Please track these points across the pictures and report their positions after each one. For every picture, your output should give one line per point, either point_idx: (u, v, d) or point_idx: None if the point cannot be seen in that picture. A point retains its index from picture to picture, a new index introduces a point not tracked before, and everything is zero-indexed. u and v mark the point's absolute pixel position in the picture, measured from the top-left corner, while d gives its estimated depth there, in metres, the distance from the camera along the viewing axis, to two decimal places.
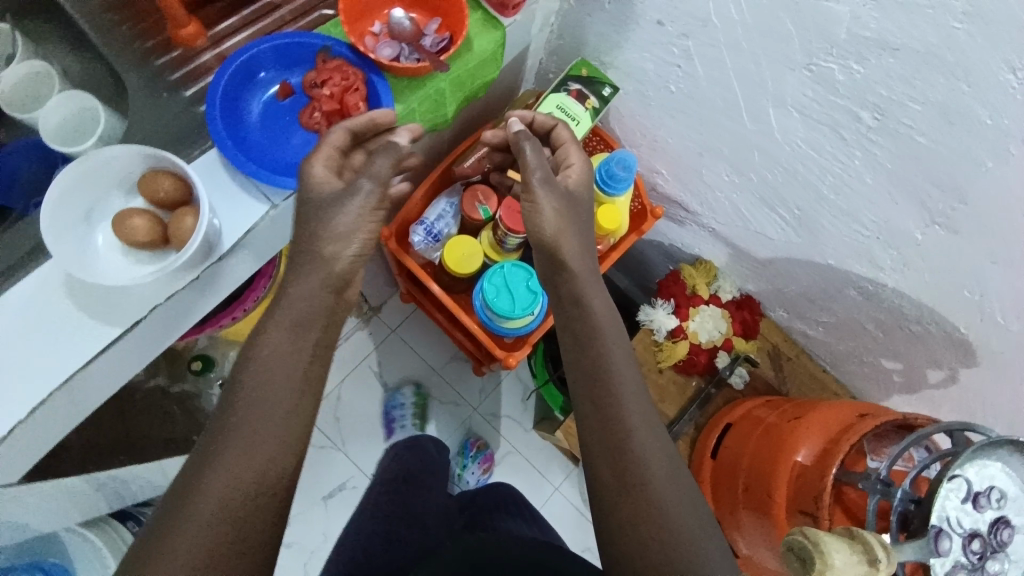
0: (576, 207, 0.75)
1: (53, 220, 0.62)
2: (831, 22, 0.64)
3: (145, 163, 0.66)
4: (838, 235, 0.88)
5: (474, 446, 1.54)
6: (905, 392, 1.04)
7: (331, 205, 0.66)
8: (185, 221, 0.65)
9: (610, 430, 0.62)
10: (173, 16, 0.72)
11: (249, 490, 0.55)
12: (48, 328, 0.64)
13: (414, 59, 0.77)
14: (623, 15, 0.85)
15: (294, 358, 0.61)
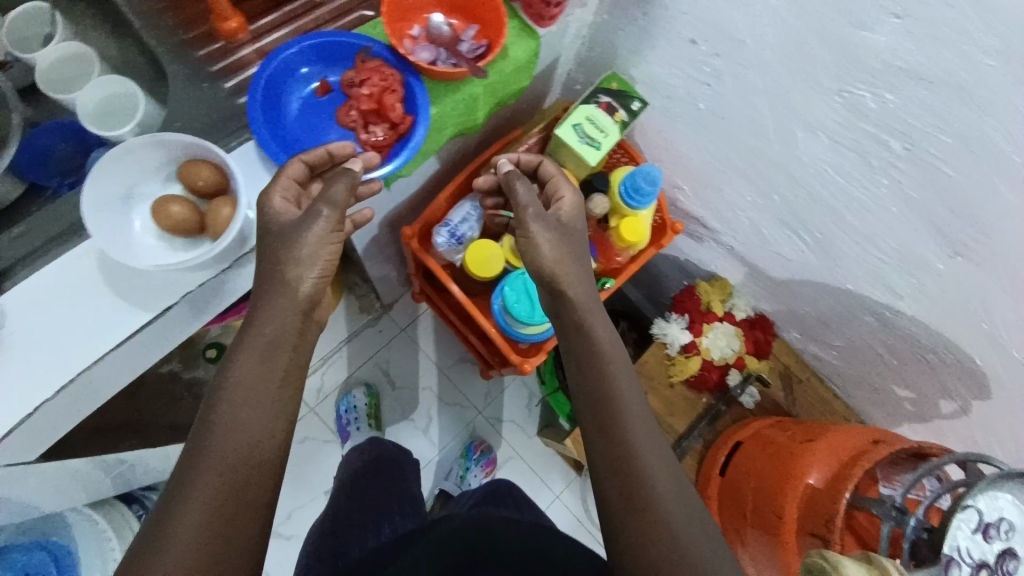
0: (572, 235, 0.76)
1: (95, 202, 0.64)
2: (866, 51, 0.65)
3: (185, 153, 0.68)
4: (858, 260, 0.88)
5: (477, 448, 1.53)
6: (915, 421, 1.05)
7: (292, 234, 0.65)
8: (222, 211, 0.66)
9: (615, 446, 0.63)
10: (218, 9, 0.73)
11: (227, 514, 0.54)
12: (81, 307, 0.65)
13: (451, 63, 0.78)
14: (656, 31, 0.86)
15: (268, 378, 0.61)
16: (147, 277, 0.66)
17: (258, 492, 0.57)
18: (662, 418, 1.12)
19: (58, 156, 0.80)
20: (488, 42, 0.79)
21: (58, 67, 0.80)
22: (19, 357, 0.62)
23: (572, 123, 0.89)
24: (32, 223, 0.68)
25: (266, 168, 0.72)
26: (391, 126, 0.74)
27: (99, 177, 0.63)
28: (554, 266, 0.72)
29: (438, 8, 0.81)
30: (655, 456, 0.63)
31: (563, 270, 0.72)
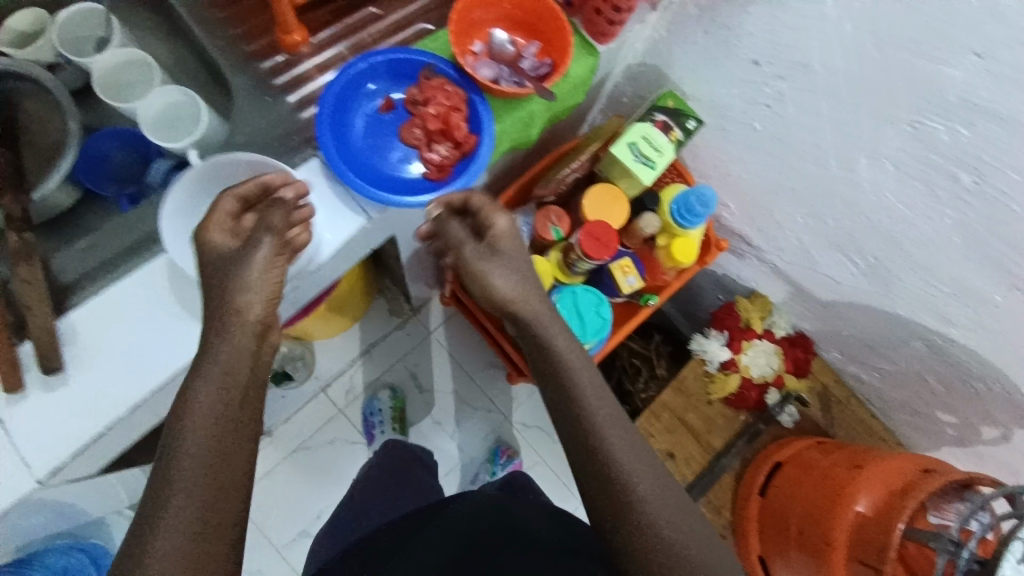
0: (516, 263, 0.71)
1: (169, 223, 0.66)
2: (940, 85, 0.64)
3: (253, 172, 0.69)
4: (913, 287, 0.87)
5: (504, 454, 1.54)
6: (956, 445, 1.04)
7: (225, 272, 0.62)
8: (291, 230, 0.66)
9: (592, 454, 0.60)
10: (283, 23, 0.73)
11: (201, 546, 0.51)
12: (152, 327, 0.65)
13: (513, 81, 0.78)
14: (716, 51, 0.85)
15: (229, 404, 0.57)
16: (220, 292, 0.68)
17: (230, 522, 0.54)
18: (700, 435, 1.12)
19: (115, 163, 0.80)
20: (551, 60, 0.78)
21: (113, 72, 0.76)
22: (91, 372, 0.63)
23: (627, 142, 0.88)
24: (98, 236, 0.68)
25: (331, 186, 0.73)
26: (454, 145, 0.74)
27: (176, 197, 0.66)
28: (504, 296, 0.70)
29: (500, 23, 0.79)
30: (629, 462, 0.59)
31: (512, 296, 0.69)
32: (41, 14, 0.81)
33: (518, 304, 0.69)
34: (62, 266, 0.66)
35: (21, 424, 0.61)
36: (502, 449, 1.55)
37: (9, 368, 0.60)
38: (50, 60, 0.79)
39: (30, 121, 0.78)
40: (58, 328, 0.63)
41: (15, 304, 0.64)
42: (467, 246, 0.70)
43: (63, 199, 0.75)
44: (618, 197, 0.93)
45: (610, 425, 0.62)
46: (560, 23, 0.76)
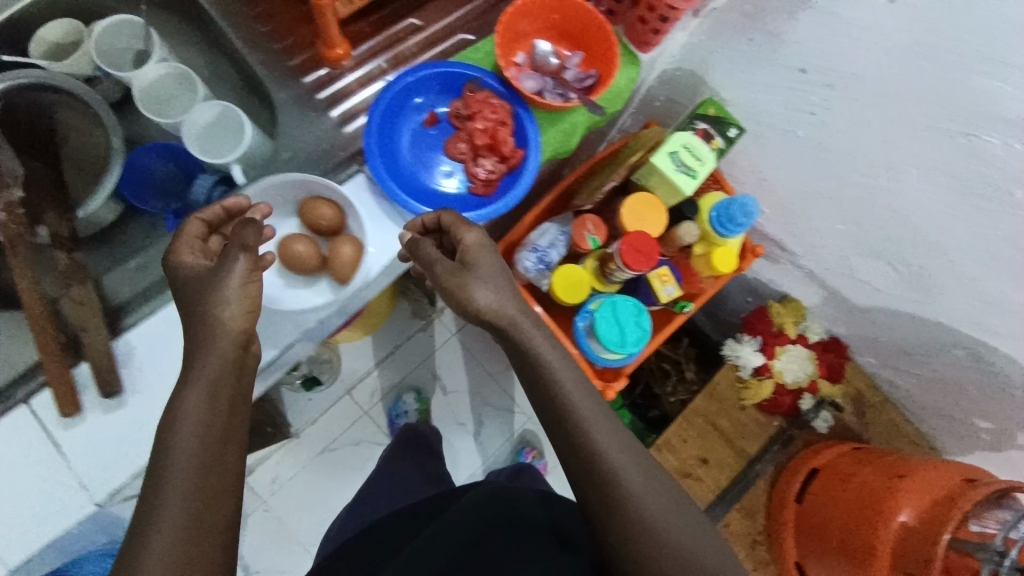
0: (496, 273, 0.67)
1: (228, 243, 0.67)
2: (993, 100, 0.64)
3: (305, 192, 0.72)
4: (959, 296, 0.85)
5: (530, 455, 1.53)
6: (988, 450, 1.02)
7: (196, 288, 0.59)
8: (344, 249, 0.70)
9: (585, 456, 0.61)
10: (325, 36, 0.71)
11: (193, 553, 0.51)
12: None
13: (558, 94, 0.77)
14: (760, 58, 0.83)
15: (216, 408, 0.56)
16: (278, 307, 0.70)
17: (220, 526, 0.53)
18: (733, 440, 1.12)
19: (159, 176, 0.77)
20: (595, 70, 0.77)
21: (155, 86, 0.76)
22: (145, 395, 0.63)
23: (668, 151, 0.87)
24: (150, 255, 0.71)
25: (378, 201, 0.73)
26: (501, 159, 0.74)
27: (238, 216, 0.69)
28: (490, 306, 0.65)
29: (541, 32, 0.78)
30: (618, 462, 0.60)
31: (497, 310, 0.64)
32: (74, 24, 0.75)
33: (505, 315, 0.65)
34: (115, 286, 0.69)
35: (79, 445, 0.62)
36: (528, 449, 1.54)
37: (67, 391, 0.61)
38: (88, 72, 0.76)
39: (67, 133, 0.76)
40: (114, 349, 0.63)
41: (67, 325, 0.65)
42: (438, 264, 0.66)
43: (106, 214, 0.75)
44: (654, 206, 0.92)
45: (595, 423, 0.62)
46: (603, 32, 0.75)
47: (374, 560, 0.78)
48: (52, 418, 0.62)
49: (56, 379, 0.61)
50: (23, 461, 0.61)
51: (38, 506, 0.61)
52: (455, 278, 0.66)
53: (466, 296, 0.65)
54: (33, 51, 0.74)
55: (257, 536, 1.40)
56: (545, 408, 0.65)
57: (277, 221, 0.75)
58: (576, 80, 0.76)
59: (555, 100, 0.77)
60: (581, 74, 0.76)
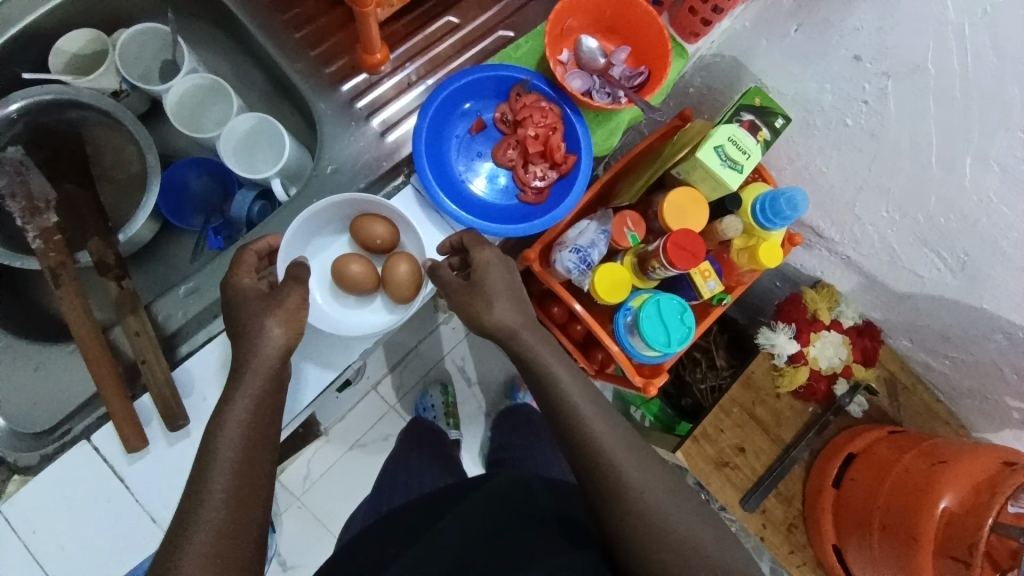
0: (521, 295, 0.68)
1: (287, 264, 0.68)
2: None
3: (357, 210, 0.71)
4: (1007, 286, 0.84)
5: None
6: (1019, 429, 1.03)
7: (244, 308, 0.60)
8: (400, 267, 0.69)
9: (598, 454, 0.62)
10: (366, 44, 0.69)
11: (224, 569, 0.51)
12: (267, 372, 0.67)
13: (606, 94, 0.75)
14: (811, 46, 0.80)
15: (255, 422, 0.57)
16: (332, 328, 0.69)
17: (252, 526, 0.54)
18: (770, 428, 1.14)
19: (195, 191, 0.79)
20: (644, 66, 0.76)
21: (187, 97, 0.76)
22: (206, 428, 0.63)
23: (714, 146, 0.84)
24: (200, 279, 0.66)
25: (428, 214, 0.72)
26: (552, 165, 0.73)
27: (293, 235, 0.68)
28: (507, 327, 0.66)
29: (587, 28, 0.77)
30: (621, 456, 0.63)
31: (510, 325, 0.66)
32: (95, 35, 0.74)
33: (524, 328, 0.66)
34: (167, 312, 0.65)
35: (145, 477, 0.63)
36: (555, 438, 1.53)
37: (132, 426, 0.60)
38: (114, 87, 0.75)
39: (99, 150, 0.75)
40: (174, 377, 0.62)
41: (123, 354, 0.65)
42: (451, 281, 0.67)
43: (146, 233, 0.75)
44: (697, 202, 0.90)
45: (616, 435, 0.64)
46: (654, 26, 0.73)
47: (390, 551, 0.78)
48: (116, 454, 0.62)
49: (118, 411, 0.60)
50: (91, 495, 0.62)
51: (110, 536, 0.62)
52: (474, 301, 0.66)
53: (477, 312, 0.66)
54: (54, 64, 0.73)
55: (293, 531, 1.42)
56: (600, 419, 0.65)
57: (323, 240, 0.73)
58: (626, 78, 0.74)
59: (603, 100, 0.75)
60: (630, 72, 0.73)
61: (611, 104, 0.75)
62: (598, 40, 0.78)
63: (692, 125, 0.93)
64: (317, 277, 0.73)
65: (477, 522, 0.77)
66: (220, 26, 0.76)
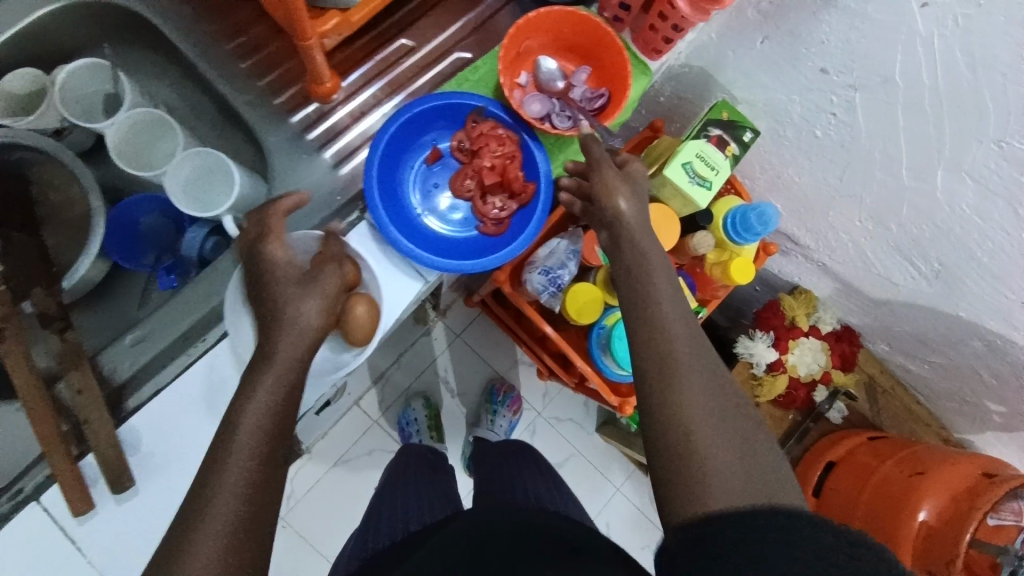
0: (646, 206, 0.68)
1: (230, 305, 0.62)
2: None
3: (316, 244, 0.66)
4: (984, 293, 0.83)
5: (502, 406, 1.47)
6: (1001, 431, 1.03)
7: (278, 295, 0.58)
8: (357, 310, 0.64)
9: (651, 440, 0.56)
10: (315, 74, 0.67)
11: None
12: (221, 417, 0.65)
13: (565, 116, 0.73)
14: (778, 56, 0.78)
15: None
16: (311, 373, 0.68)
17: None
18: None
19: (145, 228, 0.76)
20: (605, 86, 0.74)
21: (129, 134, 0.73)
22: (155, 483, 0.63)
23: (682, 162, 0.83)
24: (150, 326, 0.65)
25: (384, 252, 0.69)
26: (511, 195, 0.72)
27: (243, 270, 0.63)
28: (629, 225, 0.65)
29: (544, 47, 0.75)
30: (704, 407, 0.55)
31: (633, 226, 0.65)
32: (33, 74, 0.70)
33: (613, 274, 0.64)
34: (113, 363, 0.64)
35: (98, 537, 0.63)
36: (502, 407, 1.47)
37: (77, 489, 0.60)
38: (55, 125, 0.72)
39: (44, 189, 0.72)
40: (119, 436, 0.62)
41: (70, 411, 0.63)
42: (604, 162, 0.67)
43: (95, 274, 0.72)
44: (669, 219, 0.88)
45: None
46: (614, 46, 0.71)
47: None
48: (67, 514, 0.62)
49: (64, 474, 0.60)
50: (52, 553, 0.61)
51: None
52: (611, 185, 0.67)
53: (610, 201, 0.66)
54: None
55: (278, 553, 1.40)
56: None
57: None
58: (587, 101, 0.73)
59: (563, 124, 0.73)
60: (591, 95, 0.73)
61: (571, 128, 0.72)
62: (556, 59, 0.76)
63: (663, 135, 0.95)
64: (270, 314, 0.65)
65: (444, 555, 0.72)
66: (165, 58, 0.74)
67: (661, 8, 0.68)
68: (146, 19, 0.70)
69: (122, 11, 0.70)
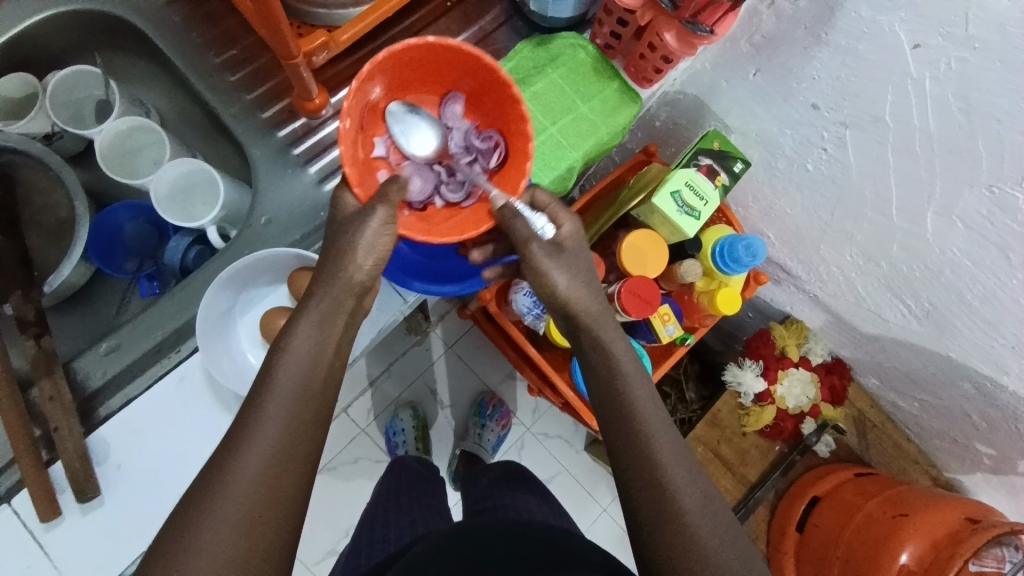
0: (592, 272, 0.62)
1: (207, 317, 0.66)
2: (1013, 151, 0.59)
3: (298, 260, 0.69)
4: (973, 337, 0.81)
5: (490, 403, 1.41)
6: (990, 473, 1.01)
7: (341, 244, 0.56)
8: None
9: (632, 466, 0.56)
10: (302, 90, 0.67)
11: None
12: (190, 428, 0.66)
13: (455, 183, 0.69)
14: (771, 88, 0.78)
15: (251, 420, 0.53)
16: None
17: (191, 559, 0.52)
18: (735, 467, 1.13)
19: (128, 235, 0.79)
20: (482, 123, 0.70)
21: (118, 141, 0.75)
22: (125, 492, 0.64)
23: (671, 191, 0.83)
24: (122, 336, 0.65)
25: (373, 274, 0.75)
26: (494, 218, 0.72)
27: (222, 285, 0.66)
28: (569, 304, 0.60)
29: (400, 98, 0.69)
30: None
31: (576, 302, 0.60)
32: (25, 79, 0.73)
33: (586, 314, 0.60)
34: (86, 371, 0.65)
35: (64, 546, 0.63)
36: (500, 413, 1.40)
37: (43, 497, 0.61)
38: (46, 130, 0.74)
39: (29, 194, 0.74)
40: (90, 445, 0.63)
41: (42, 417, 0.64)
42: (531, 243, 0.60)
43: (78, 278, 0.74)
44: (657, 243, 0.88)
45: None
46: (467, 66, 0.65)
47: None
48: (35, 521, 0.63)
49: (32, 481, 0.60)
50: (16, 557, 0.62)
51: None
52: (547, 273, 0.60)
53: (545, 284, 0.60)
54: None
55: None
56: None
57: (256, 292, 0.72)
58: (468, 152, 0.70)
59: (456, 193, 0.69)
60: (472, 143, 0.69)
61: (463, 194, 0.69)
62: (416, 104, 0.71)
63: (656, 160, 0.95)
64: (247, 335, 0.72)
65: None
66: (160, 68, 0.76)
67: (650, 39, 0.69)
68: (140, 29, 0.71)
69: (119, 20, 0.71)
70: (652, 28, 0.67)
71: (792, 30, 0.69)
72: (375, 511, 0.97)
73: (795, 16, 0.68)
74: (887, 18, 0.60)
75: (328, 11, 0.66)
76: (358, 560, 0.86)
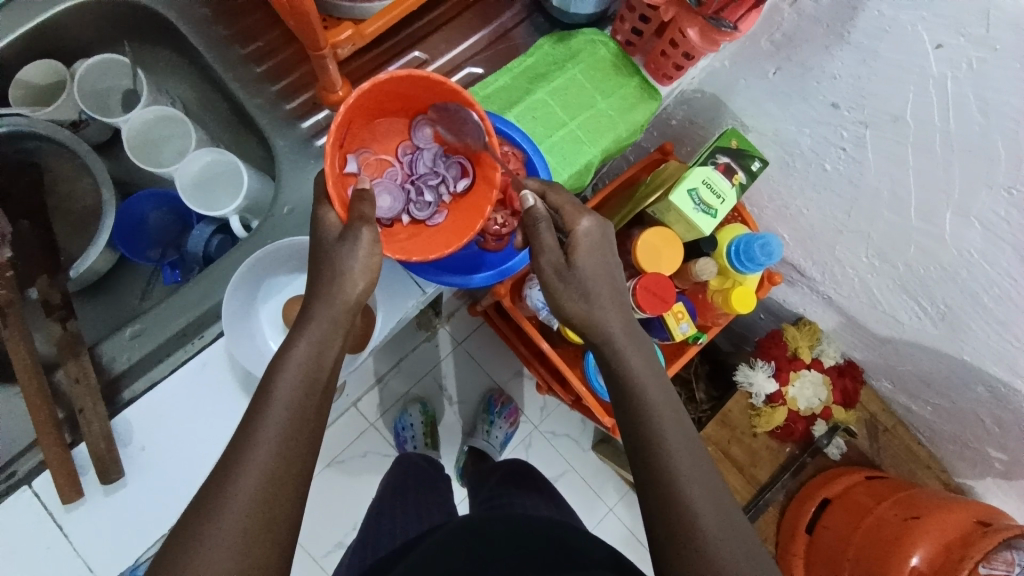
0: (613, 273, 0.64)
1: (230, 305, 0.67)
2: None
3: None
4: (988, 340, 0.81)
5: (498, 401, 1.41)
6: (1002, 478, 1.00)
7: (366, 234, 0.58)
8: None
9: (650, 463, 0.56)
10: (326, 82, 0.68)
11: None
12: (210, 412, 0.67)
13: (423, 200, 0.73)
14: (789, 87, 0.78)
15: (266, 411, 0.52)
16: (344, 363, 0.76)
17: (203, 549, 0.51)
18: (745, 468, 1.12)
19: (152, 224, 0.80)
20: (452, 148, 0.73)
21: (145, 130, 0.76)
22: (146, 475, 0.65)
23: (688, 188, 0.83)
24: (146, 321, 0.66)
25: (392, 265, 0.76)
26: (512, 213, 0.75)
27: (245, 274, 0.67)
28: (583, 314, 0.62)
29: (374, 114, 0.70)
30: None
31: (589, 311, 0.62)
32: (50, 66, 0.73)
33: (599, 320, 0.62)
34: (111, 354, 0.66)
35: (85, 527, 0.64)
36: (508, 411, 1.41)
37: (65, 477, 0.62)
38: (72, 117, 0.75)
39: (56, 181, 0.76)
40: (114, 427, 0.65)
41: (66, 399, 0.65)
42: (545, 255, 0.62)
43: (102, 265, 0.75)
44: (672, 241, 0.89)
45: None
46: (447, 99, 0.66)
47: None
48: (57, 503, 0.64)
49: (55, 462, 0.61)
50: (38, 535, 0.63)
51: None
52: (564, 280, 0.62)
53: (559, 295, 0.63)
54: (13, 95, 0.73)
55: None
56: None
57: (279, 280, 0.73)
58: (436, 175, 0.73)
59: (423, 211, 0.73)
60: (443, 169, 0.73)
61: (429, 213, 0.73)
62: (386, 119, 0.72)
63: (672, 159, 0.96)
64: (269, 323, 0.73)
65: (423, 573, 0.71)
66: (187, 59, 0.77)
67: (672, 35, 0.69)
68: (168, 19, 0.72)
69: (147, 11, 0.72)
70: (675, 25, 0.68)
71: (811, 29, 0.70)
72: (386, 504, 0.98)
73: (815, 15, 0.68)
74: (909, 17, 0.60)
75: (353, 4, 0.67)
76: (367, 550, 0.87)
